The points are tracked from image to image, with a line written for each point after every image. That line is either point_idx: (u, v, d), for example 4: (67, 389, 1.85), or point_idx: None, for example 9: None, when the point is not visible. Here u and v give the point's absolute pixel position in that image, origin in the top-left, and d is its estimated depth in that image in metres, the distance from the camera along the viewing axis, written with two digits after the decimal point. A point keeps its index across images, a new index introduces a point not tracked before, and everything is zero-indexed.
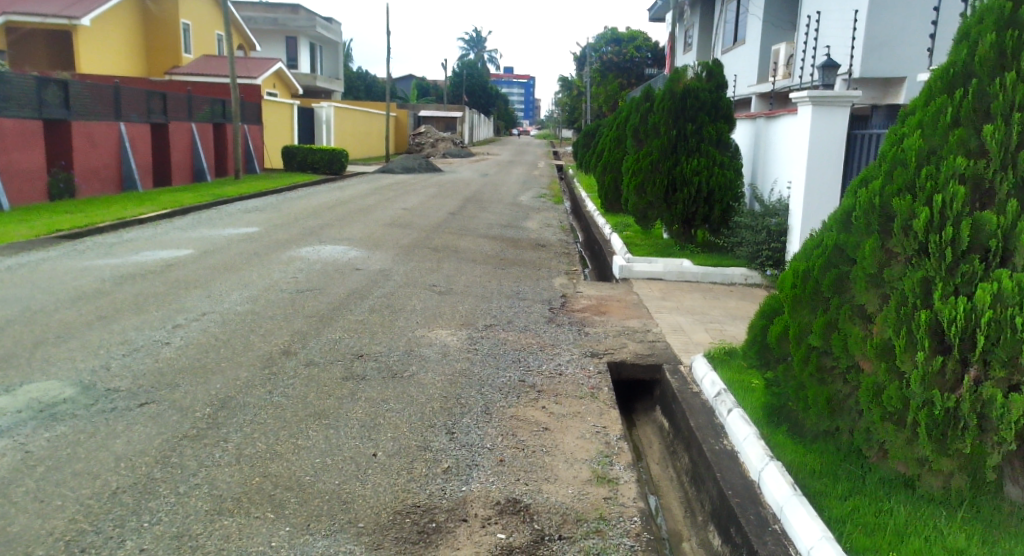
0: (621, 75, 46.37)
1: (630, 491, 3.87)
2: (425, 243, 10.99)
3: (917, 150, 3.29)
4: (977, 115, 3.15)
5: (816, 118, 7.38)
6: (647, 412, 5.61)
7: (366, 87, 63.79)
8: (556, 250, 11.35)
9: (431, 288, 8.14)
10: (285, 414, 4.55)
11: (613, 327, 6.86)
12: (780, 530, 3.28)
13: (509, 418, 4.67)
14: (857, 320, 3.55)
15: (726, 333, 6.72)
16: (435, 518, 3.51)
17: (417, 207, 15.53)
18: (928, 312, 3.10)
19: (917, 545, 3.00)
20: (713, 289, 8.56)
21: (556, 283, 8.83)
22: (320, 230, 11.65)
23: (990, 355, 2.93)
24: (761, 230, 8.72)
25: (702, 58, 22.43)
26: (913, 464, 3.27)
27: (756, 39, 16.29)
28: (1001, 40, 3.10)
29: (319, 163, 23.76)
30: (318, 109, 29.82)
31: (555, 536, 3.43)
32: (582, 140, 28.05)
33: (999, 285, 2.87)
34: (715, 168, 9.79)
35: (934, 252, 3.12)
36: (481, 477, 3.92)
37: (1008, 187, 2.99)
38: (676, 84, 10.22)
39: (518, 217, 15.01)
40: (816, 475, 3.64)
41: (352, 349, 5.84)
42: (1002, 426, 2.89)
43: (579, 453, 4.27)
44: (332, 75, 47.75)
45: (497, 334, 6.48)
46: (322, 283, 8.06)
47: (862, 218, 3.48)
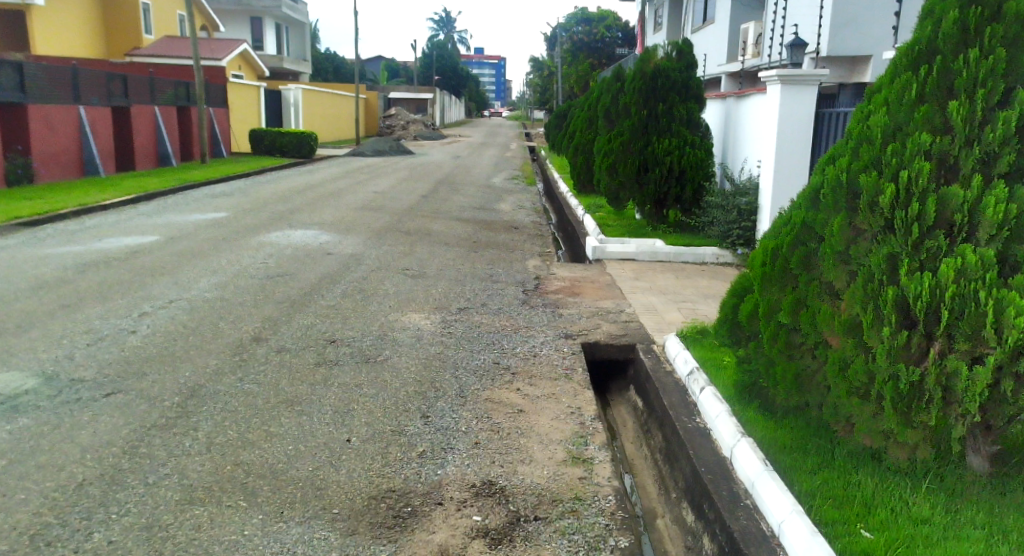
0: (593, 55, 46.34)
1: (605, 471, 3.89)
2: (398, 226, 10.94)
3: (883, 128, 3.32)
4: (942, 92, 3.18)
5: (785, 97, 7.43)
6: (622, 391, 5.66)
7: (334, 69, 63.07)
8: (530, 232, 11.36)
9: (404, 271, 8.10)
10: (257, 401, 4.50)
11: (587, 307, 6.88)
12: (752, 505, 3.32)
13: (483, 401, 4.67)
14: (825, 296, 3.58)
15: (698, 312, 6.77)
16: (410, 502, 3.51)
17: (388, 190, 15.41)
18: (894, 287, 3.14)
19: (884, 515, 3.07)
20: (686, 268, 8.60)
21: (530, 265, 8.82)
22: (289, 214, 11.52)
23: (954, 329, 2.98)
24: (731, 210, 8.82)
25: (673, 37, 22.43)
26: (880, 438, 3.32)
27: (725, 18, 16.34)
28: (965, 17, 3.12)
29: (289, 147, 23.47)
30: (286, 91, 29.44)
31: (530, 517, 3.45)
32: (553, 121, 27.95)
33: (963, 260, 2.93)
34: (686, 147, 9.83)
35: (901, 228, 3.16)
36: (457, 461, 3.91)
37: (972, 162, 3.04)
38: (647, 64, 10.23)
39: (491, 200, 14.97)
40: (786, 450, 3.69)
41: (324, 335, 5.79)
42: (966, 398, 2.95)
43: (554, 434, 4.29)
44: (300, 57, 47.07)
45: (472, 317, 6.46)
46: (293, 268, 7.98)
47: (830, 195, 3.50)
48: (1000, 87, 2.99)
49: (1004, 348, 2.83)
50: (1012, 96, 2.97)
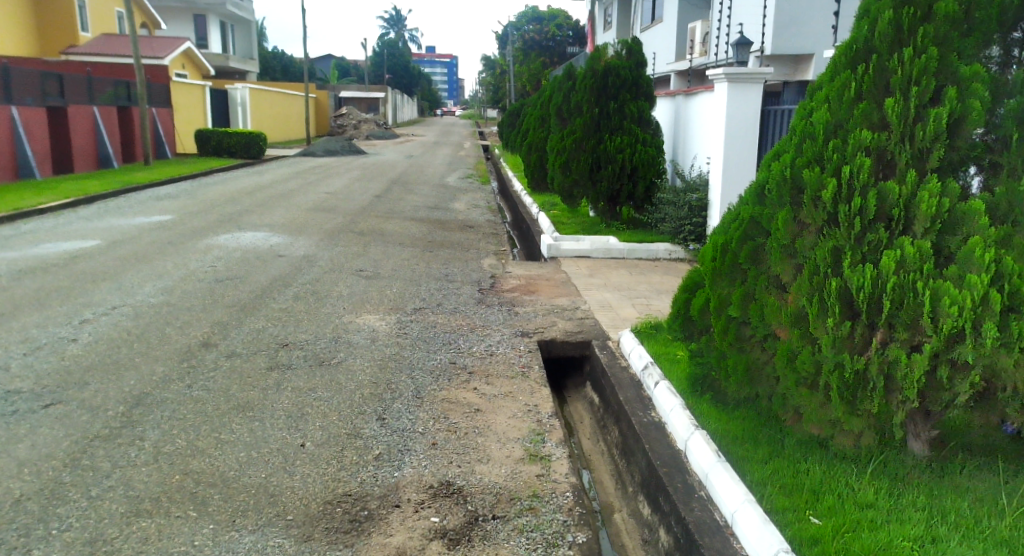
0: (544, 54, 46.49)
1: (562, 467, 3.92)
2: (350, 227, 10.84)
3: (824, 124, 3.40)
4: (878, 90, 3.28)
5: (732, 95, 7.54)
6: (578, 388, 5.72)
7: (283, 68, 62.14)
8: (485, 230, 11.36)
9: (358, 272, 8.04)
10: (206, 408, 4.42)
11: (543, 305, 6.92)
12: (706, 496, 3.38)
13: (439, 402, 4.66)
14: (773, 289, 3.66)
15: (652, 307, 6.86)
16: (367, 506, 3.49)
17: (340, 190, 15.25)
18: (838, 279, 3.22)
19: (831, 500, 3.16)
20: (639, 264, 8.70)
21: (485, 264, 8.83)
22: (236, 216, 11.33)
23: (894, 319, 3.08)
24: (683, 206, 8.96)
25: (622, 36, 22.64)
26: (826, 426, 3.40)
27: (672, 17, 16.55)
28: (899, 17, 3.22)
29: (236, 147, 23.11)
30: (233, 90, 28.94)
31: (488, 516, 3.46)
32: (505, 119, 27.99)
33: (901, 252, 3.04)
34: (638, 145, 9.94)
35: (843, 222, 3.24)
36: (414, 462, 3.91)
37: (908, 158, 3.15)
38: (597, 62, 10.29)
39: (445, 199, 14.94)
40: (738, 440, 3.76)
41: (276, 338, 5.71)
42: (906, 385, 3.06)
43: (511, 433, 4.30)
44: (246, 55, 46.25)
45: (427, 317, 6.44)
46: (243, 271, 7.85)
47: (776, 190, 3.56)
48: (932, 85, 3.10)
49: (940, 337, 2.94)
50: (944, 94, 3.09)
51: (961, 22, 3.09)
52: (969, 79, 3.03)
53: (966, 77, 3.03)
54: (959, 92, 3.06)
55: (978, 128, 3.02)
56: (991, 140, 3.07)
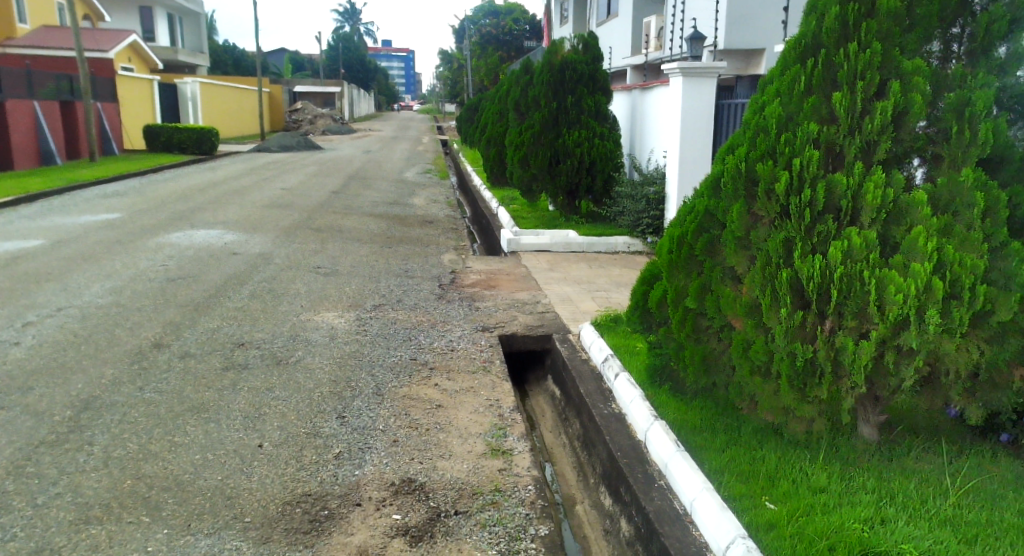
0: (501, 48, 46.42)
1: (524, 461, 3.94)
2: (307, 223, 10.71)
3: (776, 118, 3.45)
4: (826, 84, 3.35)
5: (686, 89, 7.64)
6: (540, 381, 5.74)
7: (235, 62, 61.05)
8: (444, 226, 11.31)
9: (315, 269, 7.95)
10: (159, 411, 4.34)
11: (504, 300, 6.92)
12: (665, 485, 3.42)
13: (401, 398, 4.64)
14: (728, 280, 3.71)
15: (612, 300, 6.91)
16: (328, 505, 3.46)
17: (296, 187, 15.06)
18: (789, 270, 3.28)
19: (786, 485, 3.23)
20: (599, 258, 8.75)
21: (445, 259, 8.80)
22: (188, 214, 11.12)
23: (843, 307, 3.16)
24: (640, 199, 9.01)
25: (578, 30, 22.73)
26: (779, 414, 3.47)
27: (628, 12, 16.66)
28: (845, 12, 3.29)
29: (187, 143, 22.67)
30: (183, 85, 28.36)
31: (451, 512, 3.46)
32: (463, 114, 27.91)
33: (849, 242, 3.11)
34: (595, 139, 10.00)
35: (794, 213, 3.30)
36: (375, 460, 3.89)
37: (854, 150, 3.23)
38: (554, 57, 10.30)
39: (404, 194, 14.85)
40: (696, 430, 3.81)
41: (232, 338, 5.63)
42: (855, 371, 3.14)
43: (473, 428, 4.30)
44: (196, 48, 45.32)
45: (387, 314, 6.40)
46: (195, 269, 7.71)
47: (729, 183, 3.60)
48: (877, 79, 3.18)
49: (886, 324, 3.03)
50: (888, 88, 3.17)
51: (902, 17, 3.18)
52: (912, 73, 3.11)
53: (908, 71, 3.13)
54: (902, 86, 3.15)
55: (920, 122, 3.12)
56: (933, 132, 3.16)
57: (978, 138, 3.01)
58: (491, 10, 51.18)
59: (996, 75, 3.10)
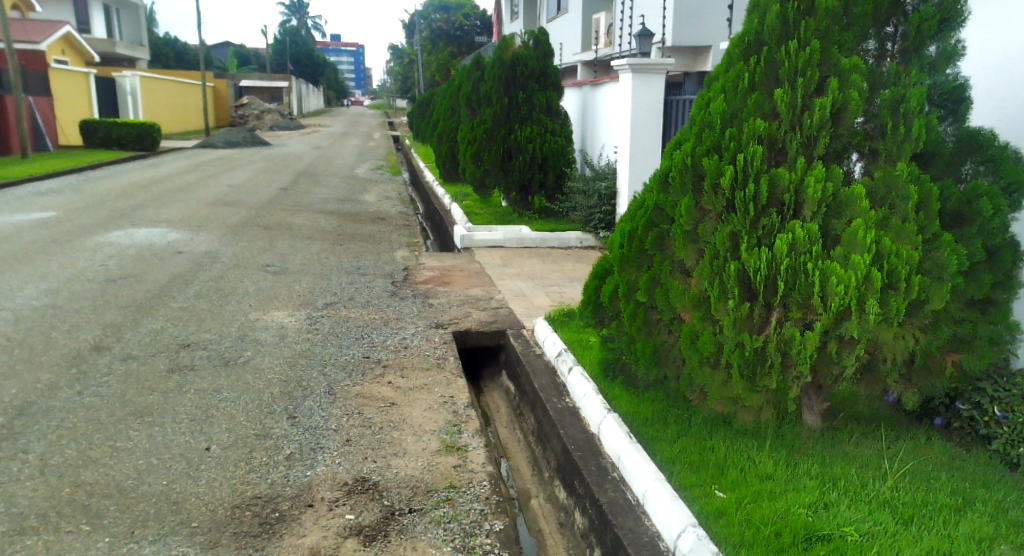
0: (452, 43, 46.25)
1: (479, 457, 3.94)
2: (255, 221, 10.53)
3: (721, 114, 3.50)
4: (769, 81, 3.42)
5: (636, 85, 7.71)
6: (494, 377, 5.75)
7: (178, 55, 59.60)
8: (396, 222, 11.22)
9: (264, 268, 7.82)
10: (99, 416, 4.22)
11: (457, 296, 6.90)
12: (619, 477, 3.45)
13: (353, 397, 4.59)
14: (677, 274, 3.75)
15: (565, 295, 6.94)
16: (279, 507, 3.41)
17: (244, 184, 14.79)
18: (737, 262, 3.33)
19: (735, 474, 3.29)
20: (552, 253, 8.78)
21: (398, 256, 8.74)
22: (130, 212, 10.83)
23: (788, 299, 3.23)
24: (592, 195, 9.08)
25: (528, 26, 22.78)
26: (729, 404, 3.53)
27: (577, 8, 16.75)
28: (785, 10, 3.36)
29: (127, 139, 22.09)
30: (122, 78, 27.61)
31: (405, 510, 3.44)
32: (415, 110, 27.75)
33: (793, 235, 3.18)
34: (547, 135, 10.03)
35: (740, 207, 3.36)
36: (327, 460, 3.84)
37: (796, 145, 3.30)
38: (505, 52, 10.29)
39: (355, 191, 14.70)
40: (648, 422, 3.86)
41: (177, 339, 5.51)
42: (800, 361, 3.21)
43: (427, 425, 4.28)
44: (135, 41, 44.11)
45: (339, 312, 6.33)
46: (137, 269, 7.52)
47: (677, 178, 3.64)
48: (817, 76, 3.26)
49: (829, 314, 3.11)
50: (827, 85, 3.26)
51: (841, 17, 3.27)
52: (849, 71, 3.21)
53: (846, 69, 3.22)
54: (840, 83, 3.23)
55: (857, 117, 3.21)
56: (870, 128, 3.26)
57: (913, 133, 3.13)
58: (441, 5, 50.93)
59: (925, 74, 3.17)
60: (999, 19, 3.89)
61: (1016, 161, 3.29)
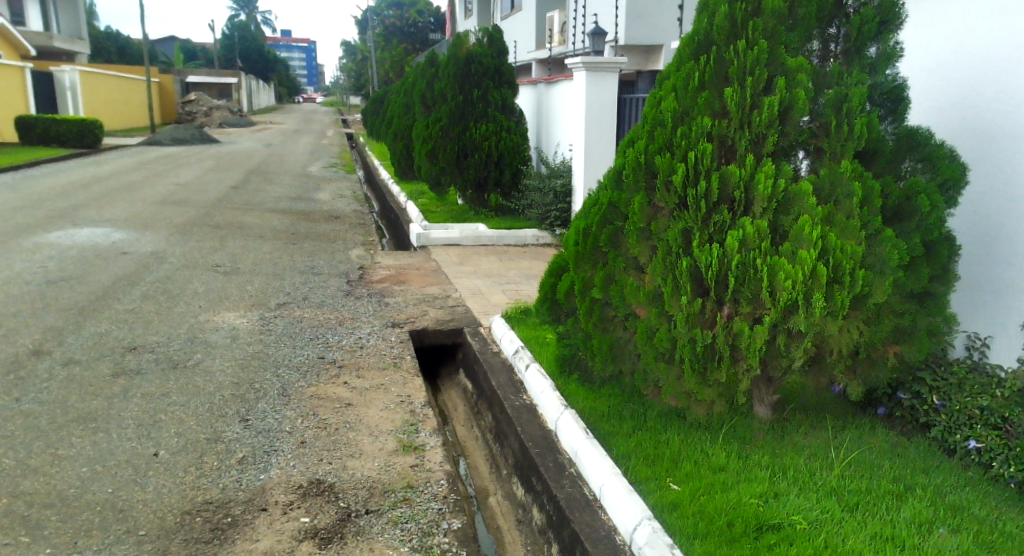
0: (406, 40, 45.97)
1: (436, 456, 3.92)
2: (204, 220, 10.32)
3: (673, 112, 3.53)
4: (718, 79, 3.46)
5: (591, 82, 7.74)
6: (451, 376, 5.74)
7: (122, 50, 58.08)
8: (350, 221, 11.11)
9: (214, 268, 7.67)
10: (39, 423, 4.09)
11: (413, 295, 6.86)
12: (576, 473, 3.46)
13: (308, 399, 4.53)
14: (631, 271, 3.78)
15: (522, 293, 6.95)
16: (231, 512, 3.35)
17: (192, 182, 14.49)
18: (689, 259, 3.37)
19: (689, 466, 3.33)
20: (508, 250, 8.79)
21: (352, 255, 8.65)
22: (72, 212, 10.53)
23: (739, 294, 3.27)
24: (548, 192, 9.08)
25: (482, 24, 22.72)
26: (683, 398, 3.56)
27: (531, 6, 16.77)
28: (733, 11, 3.41)
29: (68, 136, 21.46)
30: (62, 73, 26.81)
31: (361, 511, 3.40)
32: (369, 107, 27.52)
33: (743, 231, 3.23)
34: (503, 133, 10.04)
35: (691, 204, 3.40)
36: (281, 463, 3.78)
37: (746, 143, 3.35)
38: (459, 50, 10.21)
39: (309, 189, 14.52)
40: (604, 418, 3.88)
41: (122, 342, 5.37)
42: (751, 354, 3.26)
43: (383, 425, 4.25)
44: (76, 34, 42.87)
45: (292, 312, 6.24)
46: (79, 271, 7.31)
47: (631, 175, 3.66)
48: (764, 76, 3.32)
49: (777, 308, 3.16)
50: (774, 84, 3.32)
51: (786, 18, 3.35)
52: (795, 71, 3.28)
53: (792, 69, 3.28)
54: (787, 82, 3.29)
55: (804, 116, 3.27)
56: (816, 127, 3.34)
57: (855, 132, 3.23)
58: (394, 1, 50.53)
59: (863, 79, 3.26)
60: (938, 21, 4.00)
61: (952, 160, 3.41)
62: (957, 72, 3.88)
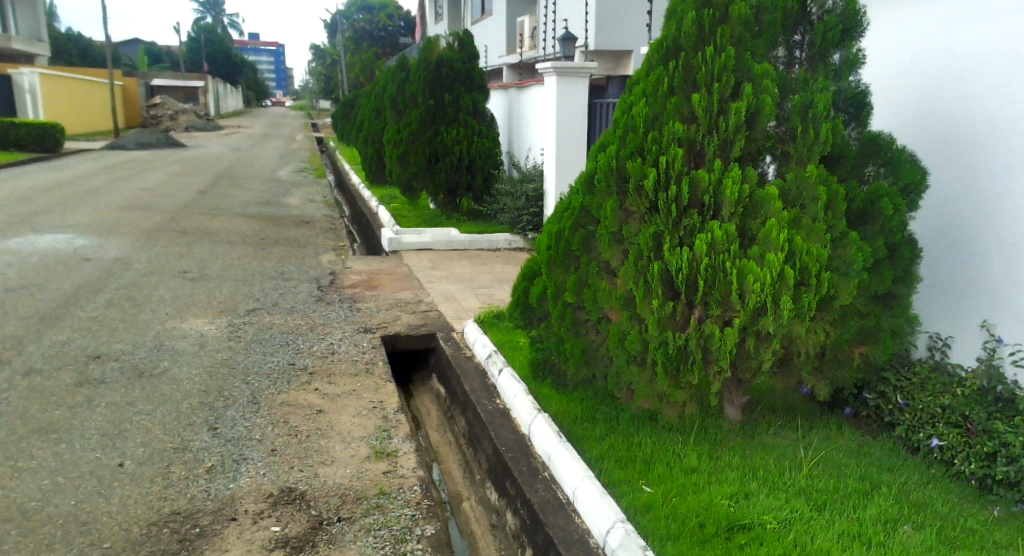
0: (375, 44, 45.84)
1: (409, 462, 3.89)
2: (170, 226, 10.18)
3: (643, 117, 3.54)
4: (687, 85, 3.48)
5: (561, 88, 7.76)
6: (424, 381, 5.71)
7: (84, 52, 57.13)
8: (321, 226, 11.02)
9: (180, 274, 7.56)
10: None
11: (385, 300, 6.82)
12: (549, 476, 3.46)
13: (278, 406, 4.47)
14: (603, 274, 3.78)
15: (495, 297, 6.94)
16: (199, 522, 3.30)
17: (158, 187, 14.27)
18: (660, 262, 3.38)
19: (661, 469, 3.34)
20: (481, 255, 8.78)
21: (323, 260, 8.58)
22: (33, 218, 10.32)
23: (709, 296, 3.29)
24: (520, 196, 9.07)
25: (453, 28, 22.72)
26: (655, 401, 3.57)
27: (502, 11, 16.80)
28: (701, 18, 3.43)
29: (27, 139, 21.04)
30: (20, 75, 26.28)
31: (333, 519, 3.36)
32: (339, 111, 27.35)
33: (713, 235, 3.25)
34: (474, 137, 10.03)
35: (662, 208, 3.41)
36: (251, 472, 3.73)
37: (714, 148, 3.38)
38: (430, 54, 10.15)
39: (278, 194, 14.38)
40: (577, 421, 3.88)
41: (86, 350, 5.27)
42: (721, 357, 3.28)
43: (356, 431, 4.21)
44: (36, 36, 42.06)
45: (262, 319, 6.17)
46: (40, 278, 7.16)
47: (602, 179, 3.67)
48: (732, 81, 3.34)
49: (746, 311, 3.19)
50: (741, 90, 3.35)
51: (752, 24, 3.39)
52: (761, 77, 3.32)
53: (758, 75, 3.32)
54: (754, 88, 3.33)
55: (770, 121, 3.31)
56: (782, 131, 3.38)
57: (821, 137, 3.25)
58: None
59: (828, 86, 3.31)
60: (900, 28, 4.06)
61: (914, 165, 3.47)
62: (919, 78, 3.94)
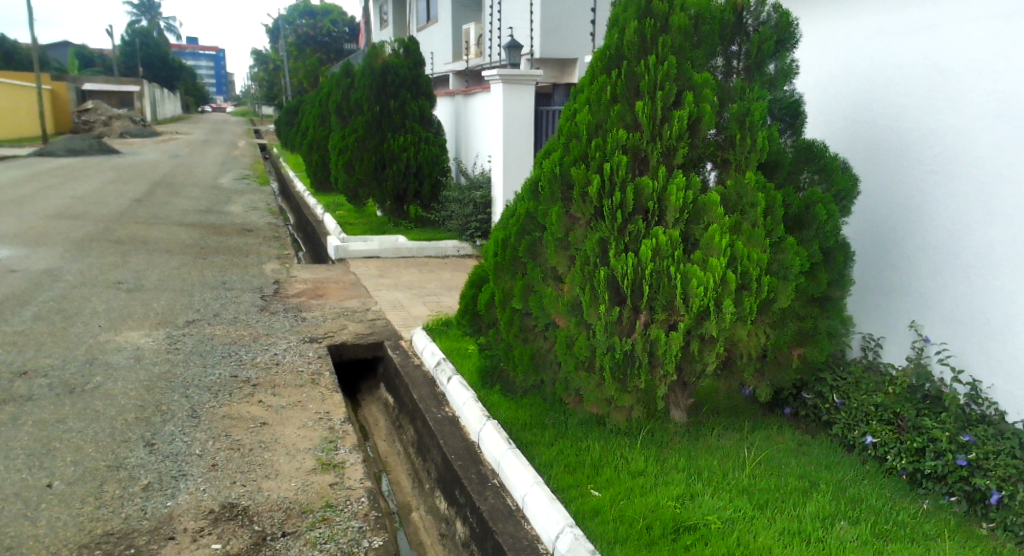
0: (320, 51, 45.39)
1: (356, 473, 3.82)
2: (104, 235, 9.86)
3: (587, 124, 3.54)
4: (629, 93, 3.50)
5: (507, 96, 7.76)
6: (373, 391, 5.63)
7: (12, 56, 55.16)
8: (264, 234, 10.81)
9: (115, 285, 7.32)
10: None
11: (331, 309, 6.71)
12: (498, 483, 3.42)
13: (220, 419, 4.35)
14: (549, 280, 3.77)
15: (443, 304, 6.89)
16: (134, 542, 3.18)
17: (91, 195, 13.82)
18: (606, 268, 3.39)
19: (608, 473, 3.34)
20: (429, 262, 8.72)
21: (267, 269, 8.41)
22: None
23: (655, 301, 3.31)
24: (468, 203, 9.02)
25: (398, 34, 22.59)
26: (603, 405, 3.56)
27: (447, 18, 16.77)
28: (642, 28, 3.46)
29: None
30: None
31: (277, 534, 3.28)
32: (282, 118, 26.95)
33: (658, 240, 3.27)
34: (421, 144, 9.96)
35: (608, 214, 3.42)
36: (190, 488, 3.61)
37: (657, 154, 3.40)
38: (375, 60, 10.03)
39: (219, 201, 14.07)
40: (526, 427, 3.86)
41: (12, 366, 5.05)
42: (667, 360, 3.30)
43: (301, 443, 4.11)
44: None
45: (203, 330, 6.00)
46: None
47: (547, 186, 3.66)
48: (673, 89, 3.38)
49: (690, 315, 3.22)
50: (682, 99, 3.38)
51: (691, 34, 3.43)
52: (701, 85, 3.35)
53: (698, 84, 3.35)
54: (695, 96, 3.36)
55: (710, 129, 3.35)
56: (721, 139, 3.43)
57: (758, 145, 3.30)
58: (307, 10, 49.78)
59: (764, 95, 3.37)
60: (834, 38, 4.15)
61: (847, 171, 3.54)
62: (852, 88, 4.04)
